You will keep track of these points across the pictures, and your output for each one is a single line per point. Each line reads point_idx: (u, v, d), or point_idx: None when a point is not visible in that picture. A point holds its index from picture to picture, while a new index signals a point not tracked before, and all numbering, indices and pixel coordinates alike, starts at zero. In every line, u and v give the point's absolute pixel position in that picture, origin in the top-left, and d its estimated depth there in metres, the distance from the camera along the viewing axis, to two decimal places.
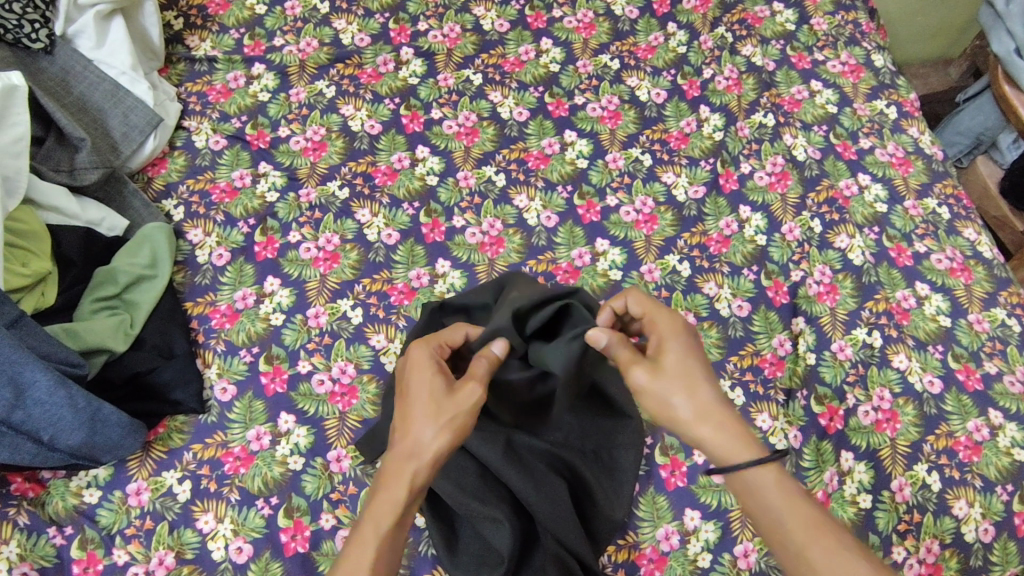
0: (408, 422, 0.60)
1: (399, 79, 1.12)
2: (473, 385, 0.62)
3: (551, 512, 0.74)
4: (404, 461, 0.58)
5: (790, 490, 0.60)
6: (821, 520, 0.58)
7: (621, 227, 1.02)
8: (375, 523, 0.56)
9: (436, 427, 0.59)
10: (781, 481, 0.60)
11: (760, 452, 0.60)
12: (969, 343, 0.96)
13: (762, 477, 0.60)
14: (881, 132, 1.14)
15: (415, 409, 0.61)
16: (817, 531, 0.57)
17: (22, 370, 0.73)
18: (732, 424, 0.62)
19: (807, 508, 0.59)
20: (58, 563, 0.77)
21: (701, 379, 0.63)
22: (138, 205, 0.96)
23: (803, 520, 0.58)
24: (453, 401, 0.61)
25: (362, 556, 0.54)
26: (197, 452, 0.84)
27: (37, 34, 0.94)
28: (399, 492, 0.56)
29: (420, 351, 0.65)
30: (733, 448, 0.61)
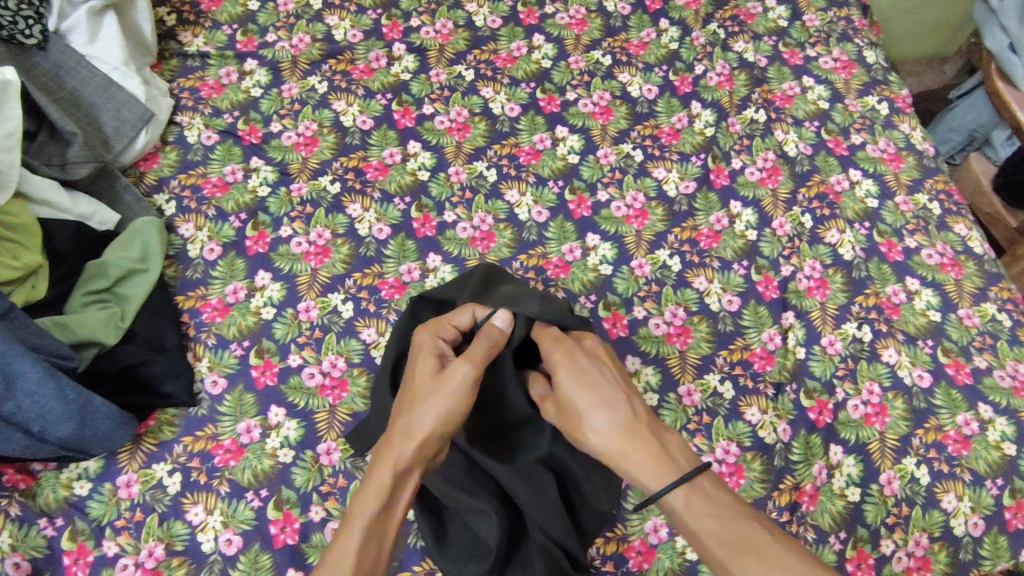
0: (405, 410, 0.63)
1: (391, 75, 1.13)
2: (462, 364, 0.64)
3: (537, 504, 0.75)
4: (393, 445, 0.60)
5: (699, 506, 0.57)
6: (738, 531, 0.55)
7: (612, 222, 1.02)
8: (367, 502, 0.57)
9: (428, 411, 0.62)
10: (688, 502, 0.58)
11: (659, 477, 0.58)
12: (959, 338, 0.97)
13: (672, 503, 0.58)
14: (872, 128, 1.14)
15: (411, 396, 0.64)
16: (737, 549, 0.54)
17: (11, 362, 0.74)
18: (637, 448, 0.60)
19: (717, 525, 0.56)
20: (48, 555, 0.77)
21: (598, 407, 0.63)
22: (130, 199, 0.97)
23: (717, 539, 0.55)
24: (439, 385, 0.63)
25: (349, 539, 0.55)
26: (187, 445, 0.84)
27: (31, 30, 0.95)
28: (388, 470, 0.59)
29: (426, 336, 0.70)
30: (643, 476, 0.59)
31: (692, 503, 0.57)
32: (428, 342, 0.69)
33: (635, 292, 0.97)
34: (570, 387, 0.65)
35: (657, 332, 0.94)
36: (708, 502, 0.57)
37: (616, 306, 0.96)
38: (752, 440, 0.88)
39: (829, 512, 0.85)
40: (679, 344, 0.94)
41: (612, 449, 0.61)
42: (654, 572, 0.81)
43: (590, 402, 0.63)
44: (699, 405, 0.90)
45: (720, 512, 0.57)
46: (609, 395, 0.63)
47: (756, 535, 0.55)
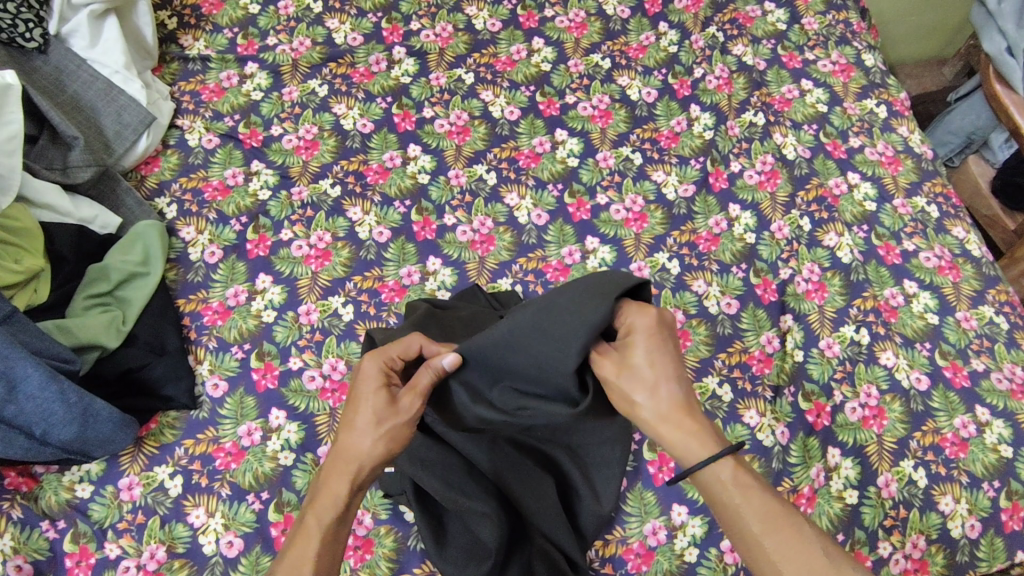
0: (350, 429, 0.62)
1: (391, 79, 1.13)
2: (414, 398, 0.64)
3: (538, 507, 0.76)
4: (343, 464, 0.62)
5: (748, 483, 0.61)
6: (779, 515, 0.59)
7: (611, 225, 1.03)
8: (317, 517, 0.61)
9: (371, 438, 0.61)
10: (739, 478, 0.61)
11: (713, 448, 0.61)
12: (956, 341, 0.97)
13: (719, 473, 0.61)
14: (870, 132, 1.14)
15: (357, 416, 0.62)
16: (773, 526, 0.59)
17: (13, 366, 0.74)
18: (688, 419, 0.62)
19: (762, 502, 0.60)
20: (51, 557, 0.78)
21: (666, 378, 0.63)
22: (131, 203, 0.97)
23: (760, 514, 0.59)
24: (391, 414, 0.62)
25: (303, 557, 0.59)
26: (189, 448, 0.84)
27: (31, 33, 0.95)
28: (341, 485, 0.61)
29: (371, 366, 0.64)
30: (691, 446, 0.62)
31: (737, 479, 0.61)
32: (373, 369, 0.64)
33: None
34: (636, 352, 0.63)
35: None
36: (755, 482, 0.61)
37: None
38: (750, 443, 0.89)
39: (827, 514, 0.86)
40: None
41: (664, 412, 0.62)
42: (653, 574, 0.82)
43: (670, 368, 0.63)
44: None
45: (758, 491, 0.61)
46: (673, 370, 0.63)
47: (797, 521, 0.59)
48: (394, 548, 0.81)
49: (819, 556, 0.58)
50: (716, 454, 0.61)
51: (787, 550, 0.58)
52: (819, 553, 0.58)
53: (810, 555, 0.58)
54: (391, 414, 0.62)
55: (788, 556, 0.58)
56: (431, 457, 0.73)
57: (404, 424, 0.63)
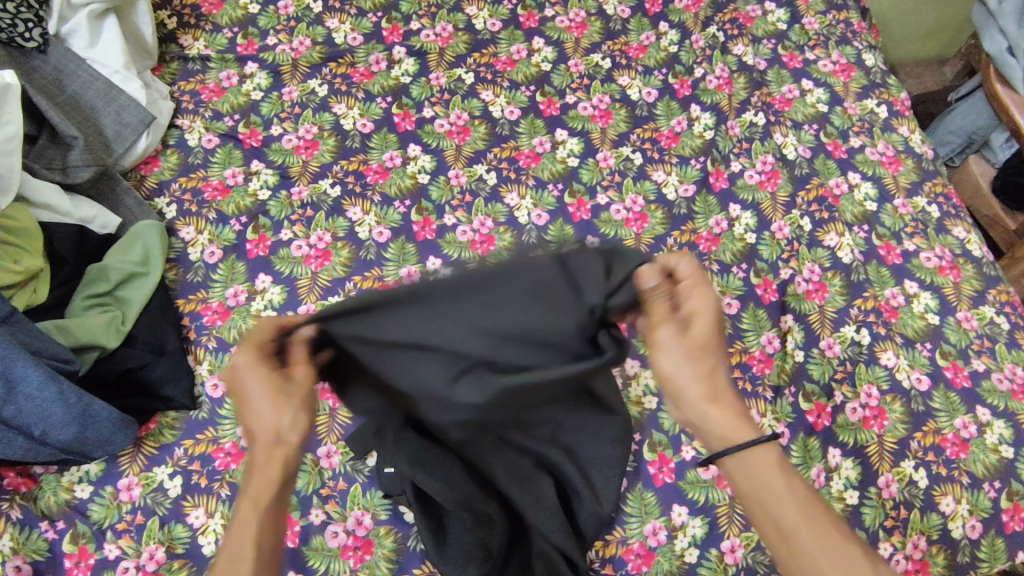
0: (259, 420, 0.56)
1: (391, 79, 1.13)
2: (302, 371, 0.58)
3: (537, 510, 0.75)
4: (267, 449, 0.56)
5: (793, 476, 0.57)
6: (822, 511, 0.55)
7: (612, 225, 1.03)
8: (251, 503, 0.54)
9: (289, 414, 0.57)
10: (784, 469, 0.57)
11: (759, 434, 0.57)
12: (957, 341, 0.97)
13: (762, 457, 0.57)
14: (871, 132, 1.14)
15: (258, 404, 0.57)
16: (814, 515, 0.55)
17: (12, 366, 0.74)
18: (735, 403, 0.59)
19: (805, 494, 0.56)
20: (49, 558, 0.77)
21: (714, 358, 0.59)
22: (131, 203, 0.97)
23: (802, 504, 0.55)
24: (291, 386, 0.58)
25: (241, 550, 0.52)
26: (188, 448, 0.84)
27: (31, 33, 0.95)
28: (274, 471, 0.55)
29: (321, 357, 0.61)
30: (738, 427, 0.57)
31: (781, 465, 0.57)
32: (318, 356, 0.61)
33: None
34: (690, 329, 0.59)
35: None
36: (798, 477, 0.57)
37: None
38: None
39: None
40: None
41: (709, 391, 0.58)
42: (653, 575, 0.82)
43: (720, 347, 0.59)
44: None
45: (798, 481, 0.57)
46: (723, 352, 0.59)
47: (840, 526, 0.55)
48: (393, 549, 0.81)
49: (862, 563, 0.53)
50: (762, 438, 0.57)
51: (829, 547, 0.53)
52: (862, 561, 0.53)
53: (851, 557, 0.53)
54: (298, 385, 0.58)
55: (828, 554, 0.53)
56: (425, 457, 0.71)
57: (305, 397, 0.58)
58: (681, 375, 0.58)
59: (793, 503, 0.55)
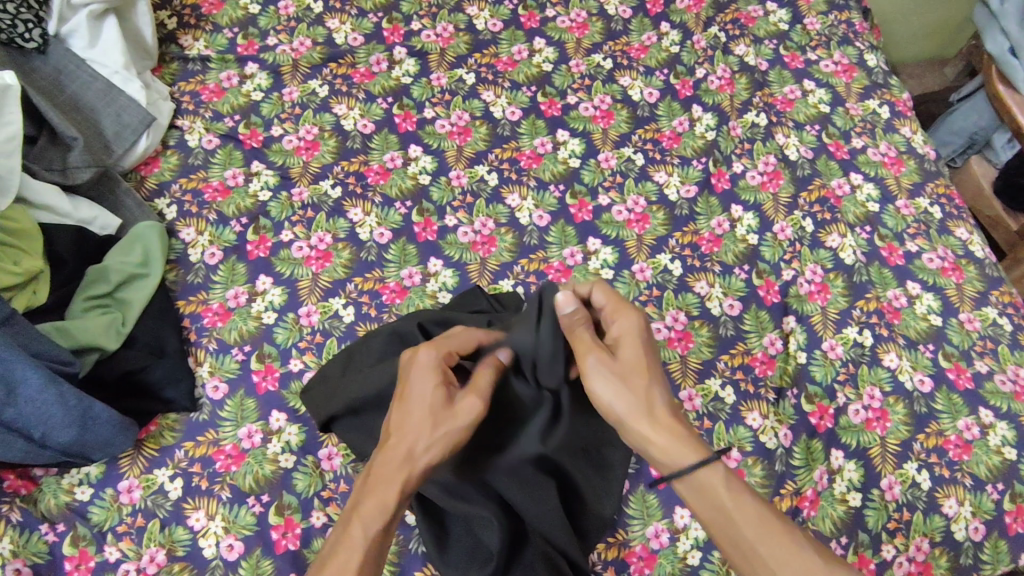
0: (404, 428, 0.61)
1: (392, 79, 1.13)
2: (473, 399, 0.63)
3: (539, 514, 0.74)
4: (397, 468, 0.59)
5: (739, 490, 0.60)
6: (772, 521, 0.59)
7: (613, 226, 1.02)
8: (362, 526, 0.57)
9: (431, 438, 0.61)
10: (730, 485, 0.60)
11: (702, 453, 0.60)
12: (960, 342, 0.97)
13: (709, 480, 0.60)
14: (873, 132, 1.14)
15: (413, 417, 0.62)
16: (767, 534, 0.58)
17: (13, 368, 0.73)
18: (671, 422, 0.62)
19: (756, 510, 0.59)
20: (50, 560, 0.77)
21: (640, 380, 0.63)
22: (131, 204, 0.97)
23: (754, 522, 0.59)
24: (449, 415, 0.62)
25: (344, 568, 0.55)
26: (189, 450, 0.84)
27: (31, 33, 0.95)
28: (390, 492, 0.58)
29: (429, 355, 0.65)
30: (678, 451, 0.61)
31: (729, 484, 0.60)
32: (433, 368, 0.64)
33: (637, 296, 0.97)
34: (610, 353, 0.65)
35: (658, 336, 0.94)
36: (744, 487, 0.60)
37: None
38: (753, 445, 0.88)
39: (830, 517, 0.85)
40: (680, 348, 0.93)
41: (645, 411, 0.62)
42: None
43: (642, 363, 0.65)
44: (701, 409, 0.90)
45: (748, 496, 0.60)
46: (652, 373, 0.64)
47: (789, 528, 0.59)
48: (395, 552, 0.80)
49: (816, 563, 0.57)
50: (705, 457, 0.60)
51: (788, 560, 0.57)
52: (816, 560, 0.57)
53: (805, 561, 0.57)
54: (449, 416, 0.62)
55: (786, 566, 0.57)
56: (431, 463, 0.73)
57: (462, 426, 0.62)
58: (618, 402, 0.63)
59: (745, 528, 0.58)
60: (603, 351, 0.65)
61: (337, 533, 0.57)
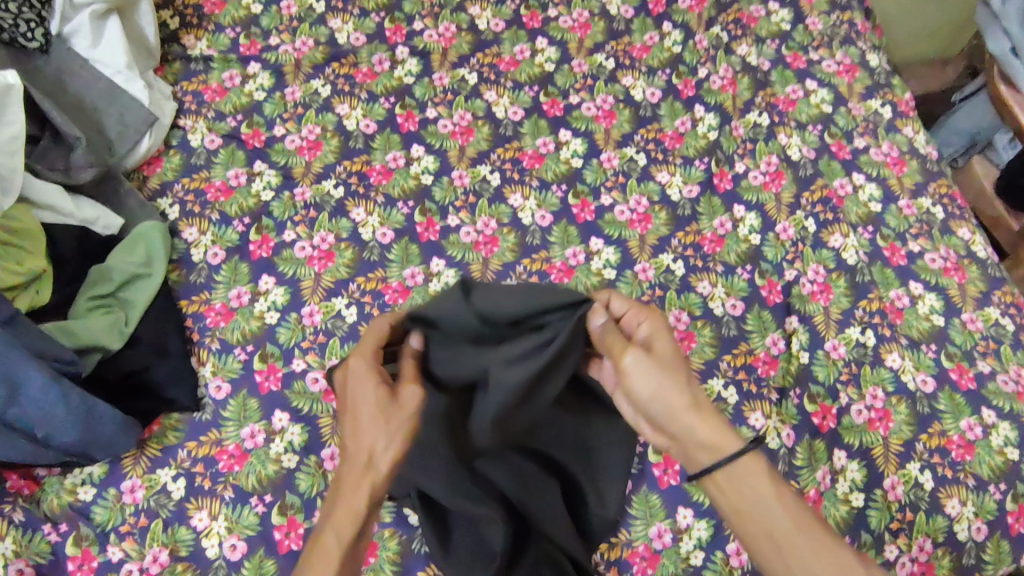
0: (358, 433, 0.62)
1: (394, 79, 1.12)
2: (412, 387, 0.64)
3: (543, 515, 0.75)
4: (359, 474, 0.60)
5: (781, 487, 0.63)
6: (810, 519, 0.61)
7: (615, 226, 1.02)
8: (335, 534, 0.58)
9: (387, 436, 0.61)
10: (770, 475, 0.63)
11: (742, 443, 0.63)
12: (962, 342, 0.97)
13: (749, 467, 0.63)
14: (875, 132, 1.14)
15: (362, 422, 0.62)
16: (803, 526, 0.60)
17: (16, 368, 0.73)
18: (715, 414, 0.65)
19: (793, 501, 0.62)
20: (53, 560, 0.77)
21: (682, 373, 0.65)
22: (134, 203, 0.96)
23: (793, 516, 0.61)
24: (397, 408, 0.63)
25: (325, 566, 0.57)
26: (192, 450, 0.84)
27: (34, 33, 0.95)
28: (360, 499, 0.59)
29: (360, 364, 0.66)
30: (725, 436, 0.63)
31: (768, 473, 0.63)
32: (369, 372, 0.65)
33: (639, 297, 0.97)
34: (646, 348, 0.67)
35: None
36: (786, 486, 0.63)
37: None
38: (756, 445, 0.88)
39: (833, 517, 0.85)
40: (683, 349, 0.93)
41: (689, 400, 0.64)
42: None
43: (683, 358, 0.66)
44: None
45: (785, 489, 0.63)
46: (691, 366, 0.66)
47: (826, 530, 0.61)
48: (397, 552, 0.80)
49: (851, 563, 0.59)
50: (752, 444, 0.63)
51: (823, 557, 0.59)
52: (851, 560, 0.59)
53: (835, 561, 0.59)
54: (397, 410, 0.63)
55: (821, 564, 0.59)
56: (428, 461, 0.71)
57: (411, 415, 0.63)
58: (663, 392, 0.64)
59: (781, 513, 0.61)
60: (639, 348, 0.66)
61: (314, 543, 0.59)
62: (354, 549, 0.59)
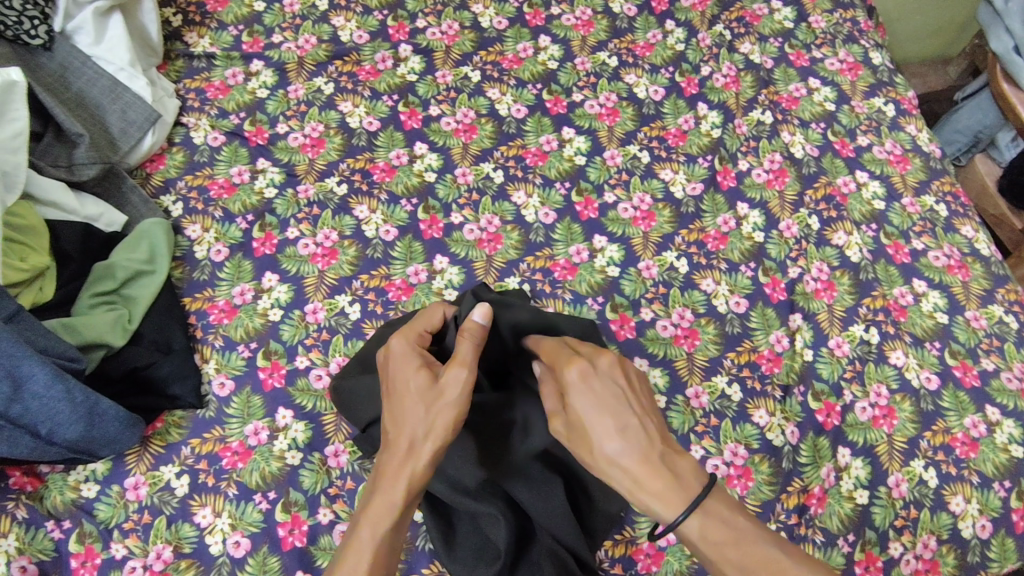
0: (400, 421, 0.62)
1: (397, 77, 1.12)
2: (456, 369, 0.62)
3: (547, 512, 0.74)
4: (401, 463, 0.59)
5: (715, 537, 0.54)
6: (762, 557, 0.53)
7: (619, 224, 1.02)
8: (370, 530, 0.58)
9: (428, 422, 0.61)
10: (709, 534, 0.54)
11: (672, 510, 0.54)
12: (966, 340, 0.96)
13: (689, 532, 0.55)
14: (878, 130, 1.14)
15: (405, 407, 0.62)
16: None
17: (19, 364, 0.73)
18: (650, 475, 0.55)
19: (746, 557, 0.53)
20: (56, 558, 0.77)
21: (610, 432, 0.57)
22: (136, 201, 0.97)
23: (744, 568, 0.53)
24: (437, 392, 0.62)
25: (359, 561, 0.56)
26: (195, 447, 0.84)
27: (37, 30, 0.95)
28: (396, 490, 0.58)
29: (401, 345, 0.67)
30: (659, 504, 0.55)
31: (707, 534, 0.55)
32: (411, 354, 0.66)
33: (643, 294, 0.97)
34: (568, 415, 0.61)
35: (665, 333, 0.94)
36: (723, 523, 0.55)
37: (624, 308, 0.96)
38: (760, 442, 0.88)
39: (837, 514, 0.85)
40: (686, 346, 0.93)
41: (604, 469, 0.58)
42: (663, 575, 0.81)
43: (604, 426, 0.57)
44: (707, 407, 0.90)
45: (737, 544, 0.54)
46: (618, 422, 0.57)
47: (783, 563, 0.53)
48: (401, 549, 0.80)
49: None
50: (685, 512, 0.54)
51: None
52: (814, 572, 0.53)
53: None
54: (438, 394, 0.62)
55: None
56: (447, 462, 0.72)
57: (453, 403, 0.61)
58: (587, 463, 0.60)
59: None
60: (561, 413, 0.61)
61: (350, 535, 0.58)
62: (393, 543, 0.59)
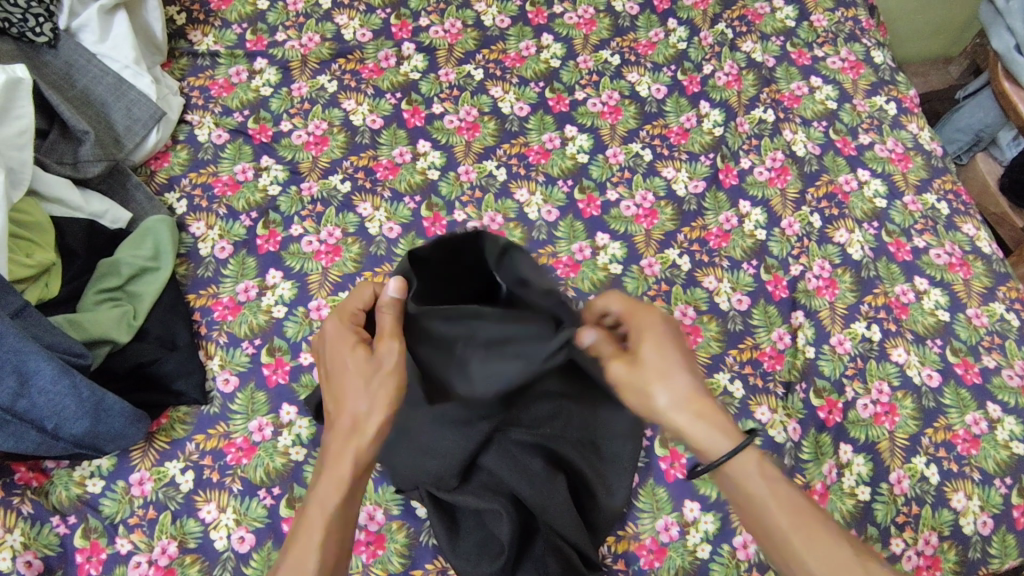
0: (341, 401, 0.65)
1: (400, 75, 1.13)
2: (388, 341, 0.65)
3: (550, 508, 0.74)
4: (342, 442, 0.63)
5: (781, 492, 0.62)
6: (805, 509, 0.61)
7: (622, 221, 1.03)
8: (319, 504, 0.60)
9: (366, 399, 0.64)
10: (764, 471, 0.62)
11: (736, 441, 0.62)
12: (967, 337, 0.97)
13: (745, 465, 0.62)
14: (880, 128, 1.14)
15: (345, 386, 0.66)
16: (797, 521, 0.60)
17: (27, 359, 0.73)
18: (705, 406, 0.64)
19: (789, 497, 0.61)
20: (61, 553, 0.77)
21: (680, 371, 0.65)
22: (141, 198, 0.97)
23: (784, 509, 0.61)
24: (374, 368, 0.65)
25: (307, 547, 0.58)
26: (200, 443, 0.84)
27: (42, 27, 0.95)
28: (343, 469, 0.61)
29: (336, 327, 0.70)
30: (713, 440, 0.63)
31: (764, 472, 0.62)
32: (344, 330, 0.69)
33: (645, 291, 0.97)
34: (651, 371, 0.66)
35: None
36: (786, 488, 0.62)
37: None
38: (762, 439, 0.88)
39: (839, 510, 0.85)
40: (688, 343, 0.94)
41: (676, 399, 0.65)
42: (666, 571, 0.82)
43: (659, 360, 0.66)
44: None
45: (783, 485, 0.62)
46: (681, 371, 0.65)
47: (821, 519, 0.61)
48: (405, 544, 0.81)
49: (846, 553, 0.59)
50: (733, 451, 0.62)
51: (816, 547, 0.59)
52: (846, 550, 0.59)
53: (834, 552, 0.59)
54: (376, 368, 0.65)
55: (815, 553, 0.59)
56: (434, 444, 0.72)
57: (390, 373, 0.64)
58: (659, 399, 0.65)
59: (776, 509, 0.61)
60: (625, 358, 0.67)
61: (302, 516, 0.61)
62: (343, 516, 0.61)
